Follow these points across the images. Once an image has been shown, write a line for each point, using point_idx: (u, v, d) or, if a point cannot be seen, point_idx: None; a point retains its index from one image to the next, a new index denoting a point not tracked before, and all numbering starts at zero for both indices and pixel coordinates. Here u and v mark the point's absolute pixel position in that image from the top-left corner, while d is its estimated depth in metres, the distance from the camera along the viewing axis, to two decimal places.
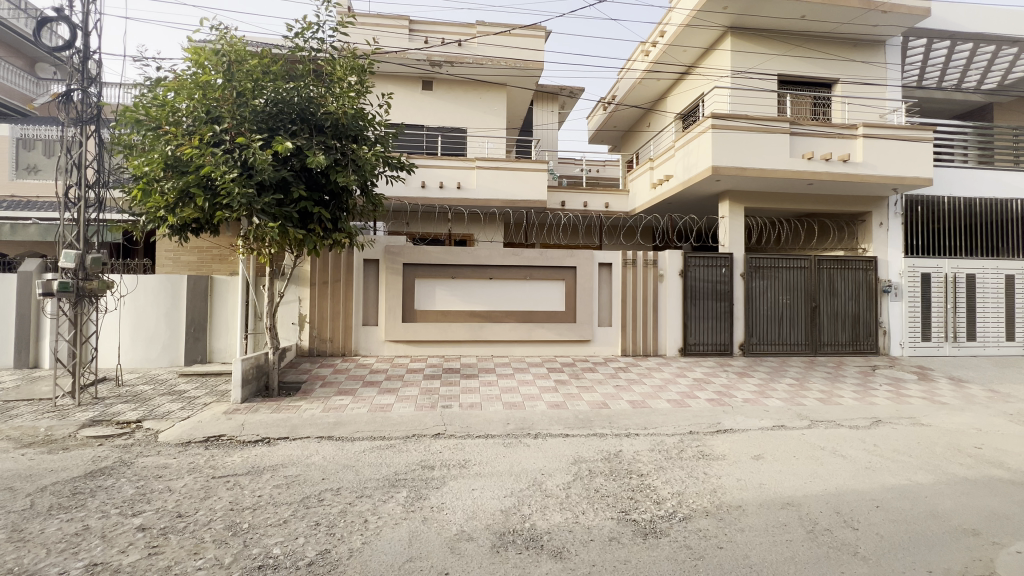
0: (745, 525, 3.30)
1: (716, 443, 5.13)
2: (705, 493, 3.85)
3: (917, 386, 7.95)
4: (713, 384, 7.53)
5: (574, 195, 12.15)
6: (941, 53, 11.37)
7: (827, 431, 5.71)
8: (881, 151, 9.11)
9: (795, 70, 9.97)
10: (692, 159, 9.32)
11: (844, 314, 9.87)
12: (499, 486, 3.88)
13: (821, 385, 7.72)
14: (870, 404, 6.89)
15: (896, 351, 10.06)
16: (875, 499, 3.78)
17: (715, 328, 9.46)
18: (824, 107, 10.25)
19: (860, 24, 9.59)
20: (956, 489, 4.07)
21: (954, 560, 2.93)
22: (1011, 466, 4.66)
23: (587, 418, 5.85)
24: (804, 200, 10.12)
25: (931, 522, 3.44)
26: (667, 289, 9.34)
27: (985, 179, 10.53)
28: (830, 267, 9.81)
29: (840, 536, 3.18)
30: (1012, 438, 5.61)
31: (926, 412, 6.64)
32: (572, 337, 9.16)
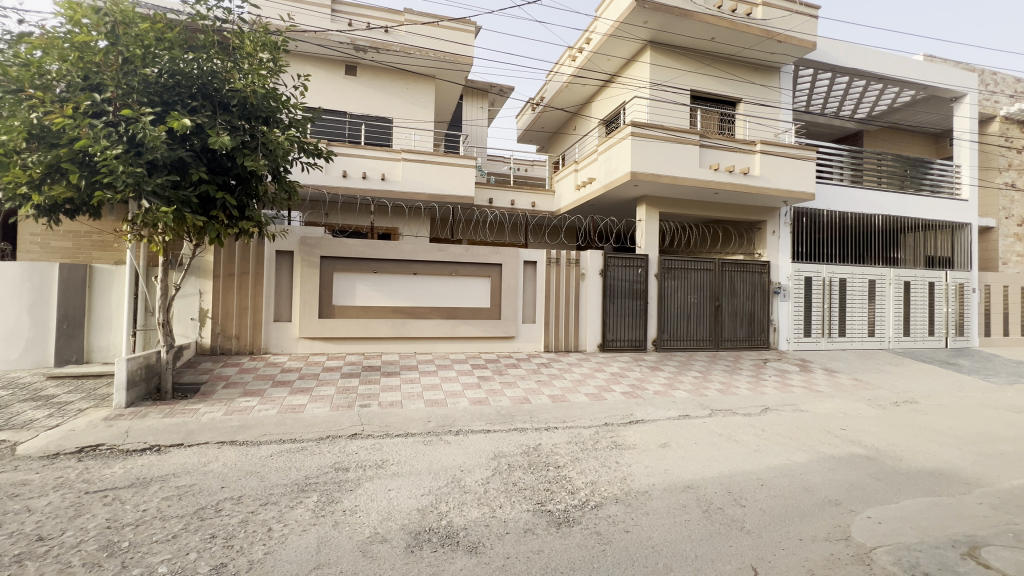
0: (649, 508, 3.54)
1: (628, 433, 5.45)
2: (616, 481, 4.07)
3: (799, 377, 8.98)
4: (628, 378, 7.98)
5: (501, 193, 12.23)
6: (825, 83, 12.86)
7: (724, 418, 6.28)
8: (775, 166, 10.15)
9: (705, 86, 10.79)
10: (613, 164, 9.77)
11: (742, 313, 10.89)
12: (417, 484, 3.82)
13: (721, 377, 8.48)
14: (760, 393, 7.68)
15: (783, 346, 11.25)
16: (760, 479, 4.22)
17: (631, 325, 10.02)
18: (729, 123, 11.22)
19: (760, 50, 10.61)
20: (824, 465, 4.67)
21: (820, 528, 3.35)
22: (867, 444, 5.44)
23: (508, 413, 5.94)
24: (711, 207, 11.00)
25: (804, 495, 3.91)
26: (588, 288, 9.73)
27: (856, 196, 12.11)
28: (731, 270, 10.78)
29: (730, 513, 3.51)
30: (869, 420, 6.53)
31: (804, 399, 7.54)
32: (496, 334, 9.23)
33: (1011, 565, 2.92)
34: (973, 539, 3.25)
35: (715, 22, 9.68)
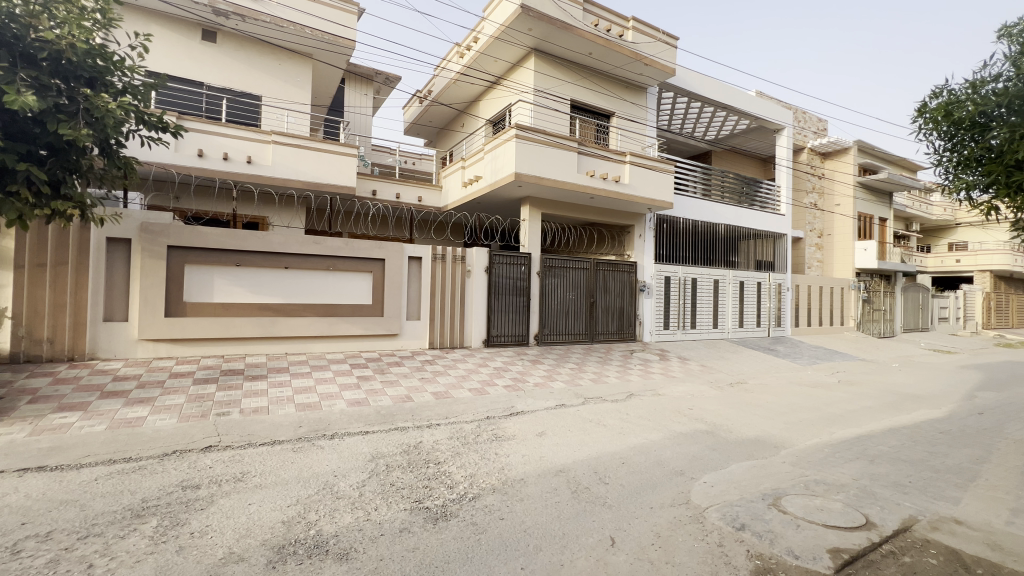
0: (524, 495, 3.72)
1: (508, 425, 5.65)
2: (494, 471, 4.20)
3: (658, 365, 10.13)
4: (510, 372, 8.28)
5: (386, 185, 11.78)
6: (683, 106, 14.59)
7: (595, 405, 6.84)
8: (641, 176, 11.28)
9: (583, 98, 11.58)
10: (499, 164, 10.02)
11: (613, 308, 11.93)
12: (282, 495, 3.54)
13: (594, 368, 9.22)
14: (626, 380, 8.55)
15: (647, 337, 12.54)
16: (622, 458, 4.68)
17: (515, 321, 10.37)
18: (603, 134, 12.19)
19: (629, 70, 11.69)
20: (674, 441, 5.35)
21: (667, 495, 3.84)
22: (707, 420, 6.35)
23: (388, 413, 5.77)
24: (588, 211, 11.83)
25: (656, 468, 4.45)
26: (473, 284, 9.85)
27: (704, 207, 14.01)
28: (604, 269, 11.74)
29: (595, 491, 3.85)
30: (710, 400, 7.62)
31: (662, 384, 8.54)
32: (378, 331, 8.89)
33: (801, 509, 3.65)
34: (777, 492, 3.99)
35: (591, 38, 10.42)
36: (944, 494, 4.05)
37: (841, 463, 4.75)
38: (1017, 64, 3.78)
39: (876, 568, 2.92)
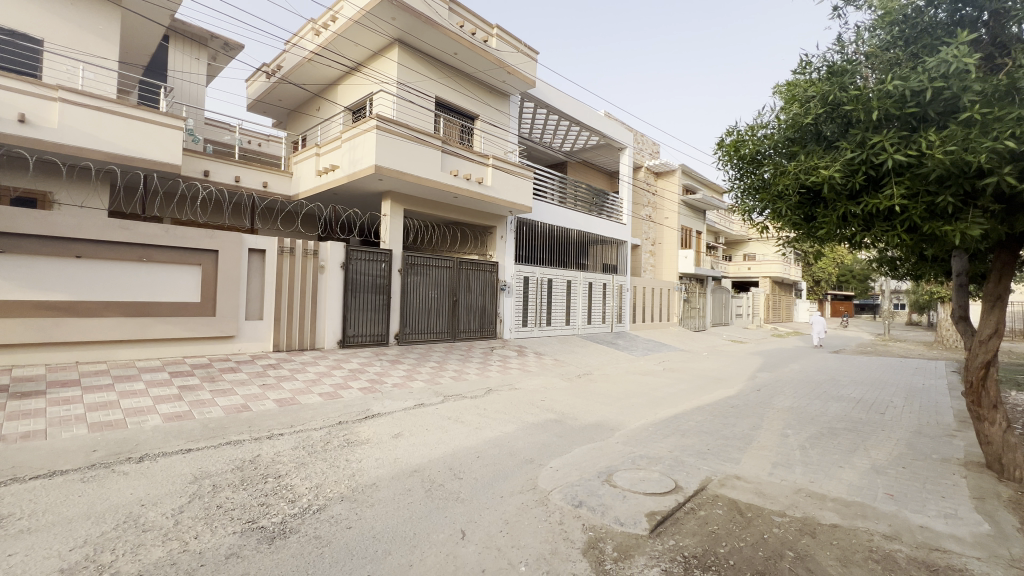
0: (374, 500, 3.59)
1: (362, 429, 5.40)
2: (344, 479, 3.98)
3: (516, 360, 10.64)
4: (367, 373, 7.91)
5: (222, 166, 10.30)
6: (542, 117, 15.55)
7: (454, 403, 6.91)
8: (503, 179, 11.73)
9: (448, 97, 11.61)
10: (357, 155, 9.50)
11: (475, 307, 12.19)
12: (62, 537, 2.87)
13: (455, 366, 9.31)
14: (484, 376, 8.82)
15: (507, 334, 13.07)
16: (477, 452, 4.82)
17: (373, 320, 9.94)
18: (467, 134, 12.38)
19: (493, 76, 12.09)
20: (526, 432, 5.68)
21: (517, 484, 4.06)
22: (557, 410, 6.88)
23: (219, 426, 5.05)
24: (451, 210, 11.88)
25: (508, 459, 4.67)
26: (327, 281, 9.18)
27: (560, 214, 15.15)
28: (467, 268, 11.93)
29: (449, 487, 3.90)
30: (560, 391, 8.26)
31: (518, 378, 9.01)
32: (209, 333, 7.74)
33: (627, 482, 4.19)
34: (611, 469, 4.51)
35: (456, 38, 10.49)
36: (730, 456, 5.02)
37: (660, 439, 5.55)
38: (779, 115, 4.84)
39: (680, 524, 3.49)
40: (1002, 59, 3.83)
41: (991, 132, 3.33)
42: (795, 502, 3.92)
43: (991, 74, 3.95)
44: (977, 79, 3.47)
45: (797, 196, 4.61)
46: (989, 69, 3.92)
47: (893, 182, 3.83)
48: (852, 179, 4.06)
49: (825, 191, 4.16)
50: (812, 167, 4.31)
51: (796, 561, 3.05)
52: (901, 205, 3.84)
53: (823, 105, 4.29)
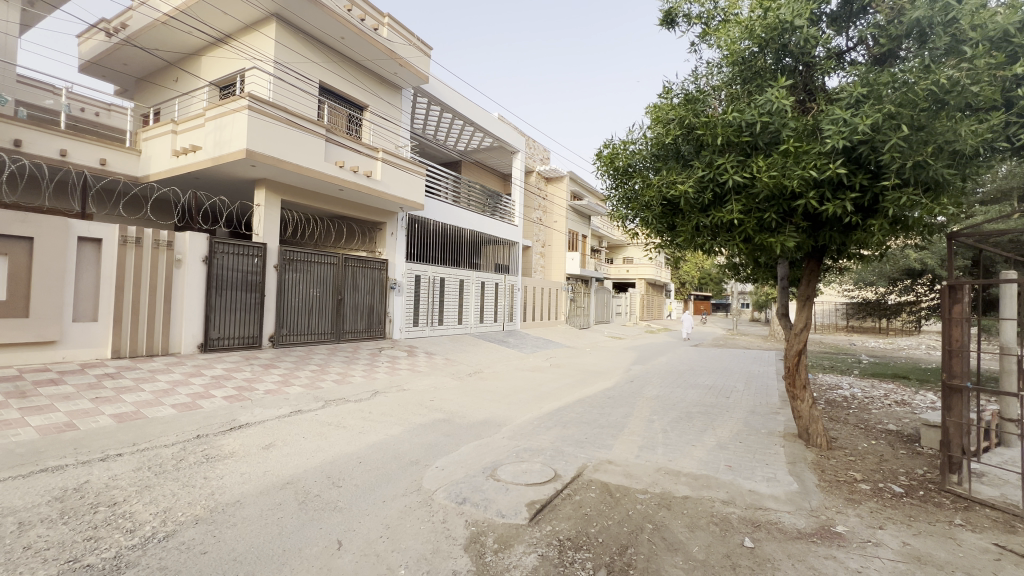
0: (237, 519, 3.25)
1: (226, 442, 4.85)
2: (199, 499, 3.54)
3: (405, 361, 10.38)
4: (234, 380, 7.13)
5: (42, 136, 8.51)
6: (435, 114, 15.39)
7: (335, 407, 6.53)
8: (393, 174, 11.38)
9: (334, 83, 10.94)
10: (225, 136, 8.51)
11: (362, 306, 11.66)
12: None
13: (338, 368, 8.81)
14: (371, 378, 8.47)
15: (396, 334, 12.68)
16: (359, 457, 4.62)
17: (242, 321, 8.99)
18: (355, 125, 11.80)
19: (384, 67, 11.68)
20: (412, 433, 5.58)
21: (400, 487, 3.98)
22: (445, 409, 6.86)
23: (31, 451, 4.16)
24: (336, 203, 11.20)
25: (392, 462, 4.55)
26: (185, 276, 8.07)
27: (453, 213, 15.14)
28: (353, 265, 11.36)
29: (325, 497, 3.68)
30: (450, 391, 8.24)
31: (407, 379, 8.81)
32: (19, 339, 6.30)
33: (510, 475, 4.33)
34: (495, 464, 4.64)
35: (343, 22, 9.93)
36: (604, 443, 5.46)
37: (543, 432, 5.82)
38: (646, 133, 5.38)
39: (556, 510, 3.71)
40: (810, 104, 4.71)
41: (800, 163, 4.06)
42: (655, 480, 4.40)
43: (802, 115, 4.82)
44: (792, 118, 4.21)
45: (660, 206, 5.19)
46: (802, 111, 4.79)
47: (733, 199, 4.49)
48: (703, 195, 4.69)
49: (682, 204, 4.75)
50: (672, 182, 4.88)
51: (653, 532, 3.44)
52: (738, 219, 4.52)
53: (680, 128, 4.86)
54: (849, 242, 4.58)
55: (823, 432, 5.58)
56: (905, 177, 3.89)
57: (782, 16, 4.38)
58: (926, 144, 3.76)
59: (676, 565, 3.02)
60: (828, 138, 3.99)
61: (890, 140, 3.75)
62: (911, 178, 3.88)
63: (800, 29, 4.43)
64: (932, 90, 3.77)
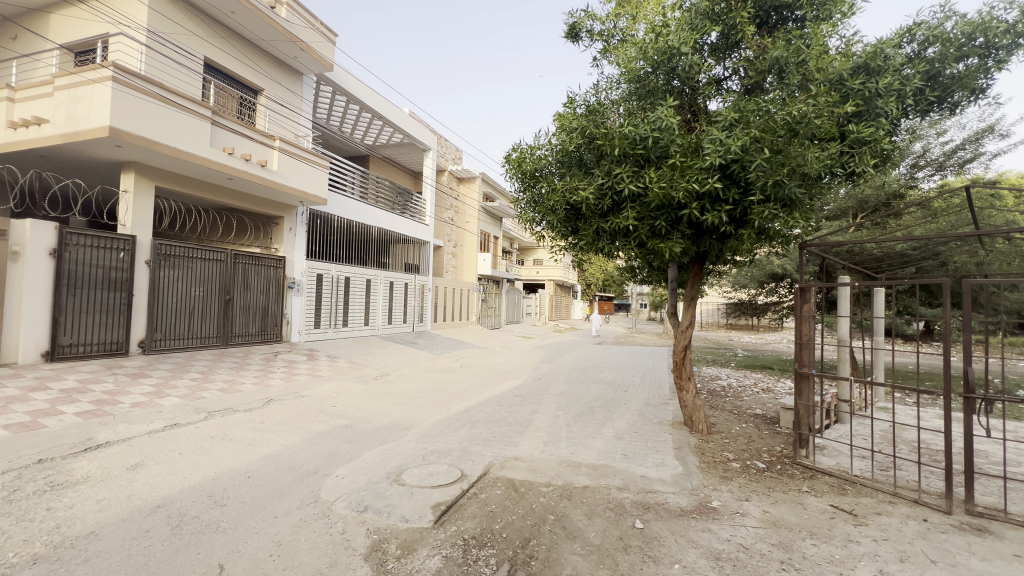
0: (91, 553, 2.81)
1: (79, 465, 4.16)
2: (40, 535, 3.00)
3: (304, 365, 9.72)
4: (92, 393, 6.14)
5: None
6: (341, 105, 14.62)
7: (221, 419, 5.91)
8: (291, 166, 10.59)
9: (222, 62, 9.92)
10: (82, 110, 7.31)
11: (254, 307, 10.71)
12: None
13: (225, 375, 7.99)
14: (265, 386, 7.80)
15: (295, 337, 11.82)
16: (247, 472, 4.23)
17: (103, 324, 7.79)
18: (247, 109, 10.79)
19: (282, 50, 10.85)
20: (310, 442, 5.24)
21: (295, 500, 3.72)
22: (348, 415, 6.54)
23: None
24: (224, 194, 10.15)
25: (286, 474, 4.24)
26: (25, 273, 6.76)
27: (359, 209, 14.48)
28: (244, 262, 10.40)
29: (205, 518, 3.32)
30: (354, 395, 7.87)
31: (306, 385, 8.25)
32: None
33: (416, 478, 4.26)
34: (400, 468, 4.53)
35: None
36: (511, 441, 5.58)
37: (450, 433, 5.79)
38: (552, 140, 5.60)
39: (462, 510, 3.72)
40: (694, 123, 5.24)
41: (685, 176, 4.49)
42: (557, 472, 4.59)
43: (688, 133, 5.33)
44: (678, 136, 4.63)
45: (565, 210, 5.44)
46: (687, 129, 5.30)
47: (629, 207, 4.84)
48: (603, 202, 5.00)
49: (584, 209, 5.03)
50: (575, 188, 5.14)
51: (554, 522, 3.58)
52: (633, 225, 4.89)
53: (583, 137, 5.13)
54: (725, 249, 5.16)
55: (704, 419, 6.23)
56: (767, 193, 4.47)
57: (671, 42, 4.82)
58: (782, 166, 4.36)
59: (574, 552, 3.18)
60: (708, 155, 4.45)
61: (755, 161, 4.30)
62: (772, 195, 4.47)
63: (686, 56, 4.90)
64: (787, 120, 4.37)
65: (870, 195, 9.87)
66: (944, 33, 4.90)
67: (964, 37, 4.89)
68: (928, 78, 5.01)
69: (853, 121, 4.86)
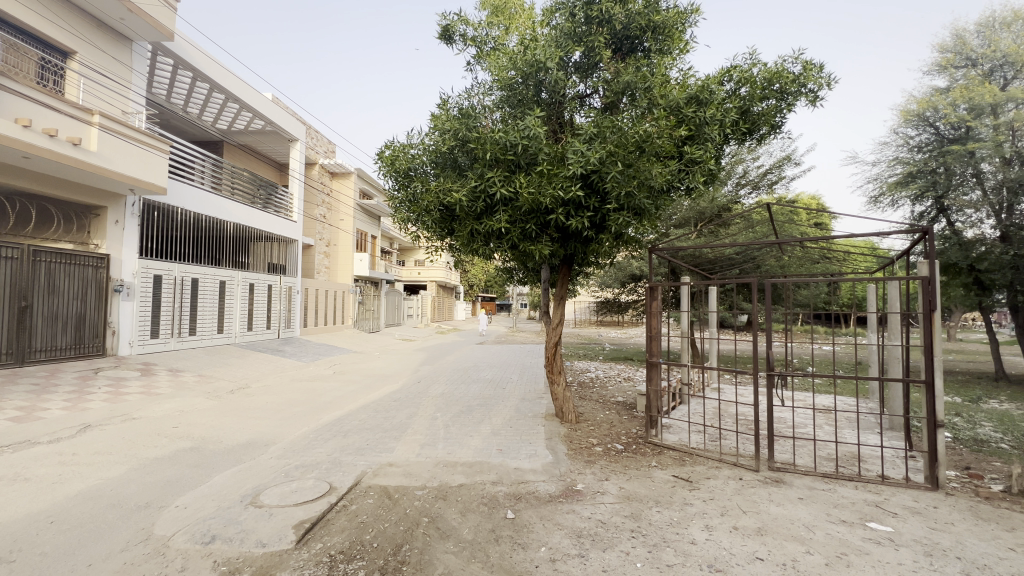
0: None
1: None
2: None
3: (137, 382, 8.26)
4: None
5: None
6: (185, 82, 12.72)
7: (13, 454, 4.75)
8: (117, 147, 8.94)
9: (14, 12, 8.03)
10: None
11: (66, 315, 8.83)
12: None
13: (20, 400, 6.43)
14: (80, 410, 6.45)
15: (124, 351, 9.97)
16: (50, 516, 3.47)
17: None
18: (52, 74, 8.85)
19: (102, 7, 9.16)
20: (142, 471, 4.48)
21: (119, 541, 3.17)
22: (195, 436, 5.72)
23: None
24: (19, 176, 8.19)
25: (108, 513, 3.57)
26: None
27: (210, 202, 12.77)
28: (50, 260, 8.55)
29: None
30: (202, 412, 6.91)
31: (139, 405, 7.02)
32: None
33: (276, 498, 3.89)
34: (258, 489, 4.11)
35: None
36: (386, 447, 5.41)
37: (319, 445, 5.42)
38: (425, 140, 5.58)
39: (329, 525, 3.50)
40: (559, 134, 5.62)
41: (552, 183, 4.80)
42: (433, 474, 4.57)
43: (555, 143, 5.69)
44: (545, 145, 4.92)
45: (438, 211, 5.45)
46: (554, 138, 5.66)
47: (501, 210, 5.04)
48: (476, 204, 5.12)
49: (458, 210, 5.09)
50: (448, 189, 5.18)
51: (428, 525, 3.56)
52: (505, 227, 5.10)
53: (455, 139, 5.22)
54: (587, 252, 5.63)
55: (573, 409, 6.71)
56: (621, 203, 4.99)
57: (538, 56, 5.11)
58: (633, 179, 4.88)
59: (447, 550, 3.20)
60: (571, 165, 4.81)
61: (610, 172, 4.76)
62: (625, 204, 5.00)
63: (551, 71, 5.22)
64: (636, 138, 4.91)
65: (705, 208, 11.58)
66: (751, 76, 5.92)
67: (766, 82, 5.97)
68: (742, 113, 6.01)
69: (688, 143, 5.62)
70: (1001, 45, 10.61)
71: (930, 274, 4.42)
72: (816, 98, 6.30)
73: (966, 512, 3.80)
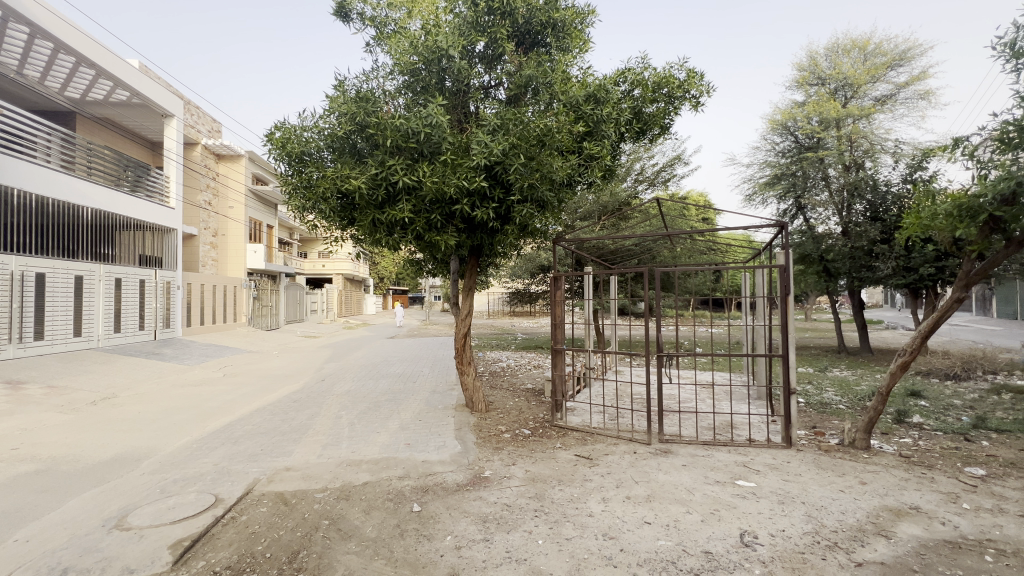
0: None
1: None
2: None
3: None
4: None
5: None
6: (18, 43, 10.64)
7: None
8: None
9: None
10: None
11: None
12: None
13: None
14: None
15: None
16: None
17: None
18: None
19: None
20: None
21: None
22: (41, 456, 4.88)
23: None
24: None
25: None
26: None
27: (63, 182, 11.03)
28: None
29: None
30: (53, 429, 5.91)
31: None
32: None
33: (149, 517, 3.47)
34: (125, 510, 3.63)
35: None
36: (283, 451, 5.06)
37: (203, 455, 4.91)
38: (321, 123, 5.25)
39: (214, 539, 3.21)
40: (463, 123, 5.59)
41: (456, 173, 4.80)
42: (335, 475, 4.37)
43: (459, 133, 5.66)
44: (448, 134, 4.88)
45: (336, 198, 5.18)
46: (458, 127, 5.61)
47: (404, 200, 4.91)
48: (377, 192, 4.92)
49: (357, 198, 4.87)
50: (346, 176, 4.95)
51: (328, 527, 3.41)
52: (409, 217, 4.99)
53: (353, 123, 5.01)
54: (494, 242, 5.70)
55: (482, 399, 6.78)
56: (525, 195, 5.11)
57: (440, 44, 5.05)
58: (535, 171, 5.01)
59: (348, 551, 3.09)
60: (475, 155, 4.84)
61: (513, 164, 4.85)
62: (528, 196, 5.12)
63: (454, 59, 5.17)
64: (538, 132, 5.01)
65: (606, 202, 12.30)
66: (643, 80, 6.37)
67: (656, 86, 6.46)
68: (635, 114, 6.45)
69: (586, 139, 5.89)
70: (843, 68, 12.44)
71: (785, 263, 5.11)
72: (698, 104, 6.92)
73: (811, 464, 4.50)
